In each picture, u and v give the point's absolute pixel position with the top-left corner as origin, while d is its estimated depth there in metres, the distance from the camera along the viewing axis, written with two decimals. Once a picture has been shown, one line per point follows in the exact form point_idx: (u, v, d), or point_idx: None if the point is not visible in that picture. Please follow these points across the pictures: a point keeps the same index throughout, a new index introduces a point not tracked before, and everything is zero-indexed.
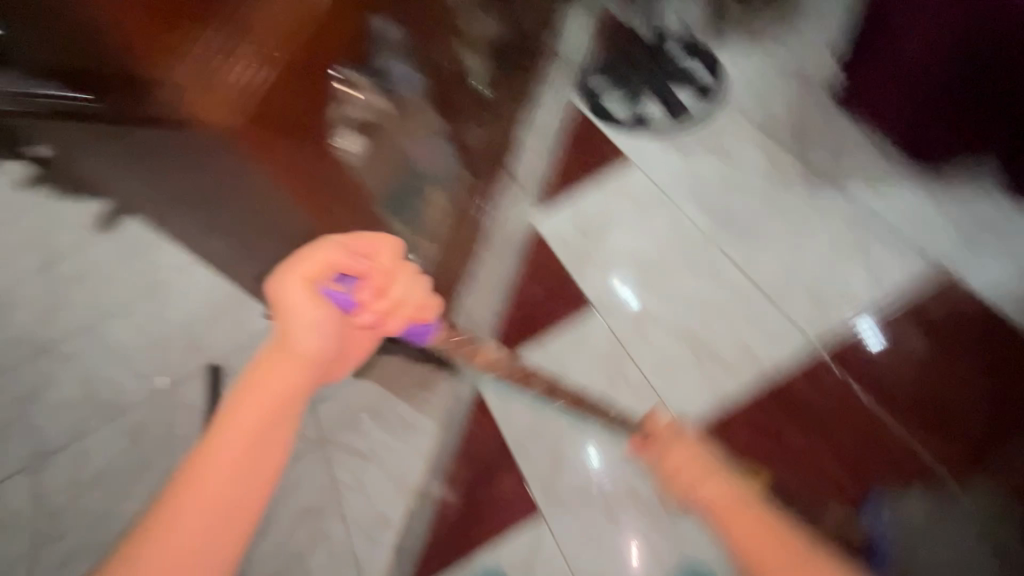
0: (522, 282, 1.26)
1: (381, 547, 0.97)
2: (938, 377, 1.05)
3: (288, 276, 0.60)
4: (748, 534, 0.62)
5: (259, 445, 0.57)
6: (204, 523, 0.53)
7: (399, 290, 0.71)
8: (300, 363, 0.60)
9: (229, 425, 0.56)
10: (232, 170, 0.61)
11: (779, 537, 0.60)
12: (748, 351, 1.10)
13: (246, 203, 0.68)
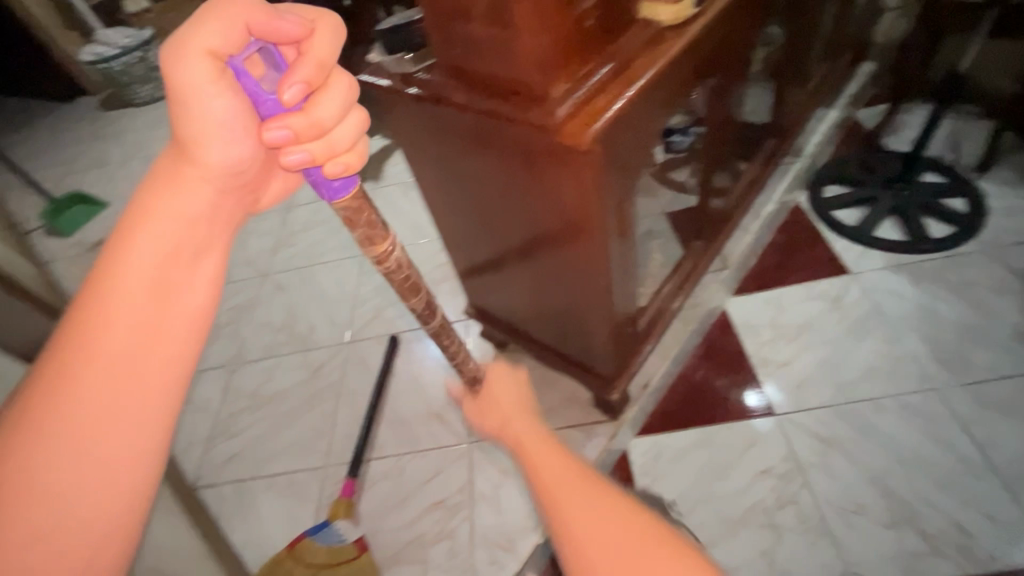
0: (700, 361, 1.20)
1: (500, 570, 0.94)
2: None
3: (184, 44, 0.39)
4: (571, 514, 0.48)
5: (163, 327, 0.43)
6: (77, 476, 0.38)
7: (328, 107, 0.42)
8: (220, 214, 0.48)
9: (112, 326, 0.41)
10: (561, 189, 0.66)
11: (611, 515, 0.47)
12: (960, 532, 0.93)
13: (543, 217, 0.74)
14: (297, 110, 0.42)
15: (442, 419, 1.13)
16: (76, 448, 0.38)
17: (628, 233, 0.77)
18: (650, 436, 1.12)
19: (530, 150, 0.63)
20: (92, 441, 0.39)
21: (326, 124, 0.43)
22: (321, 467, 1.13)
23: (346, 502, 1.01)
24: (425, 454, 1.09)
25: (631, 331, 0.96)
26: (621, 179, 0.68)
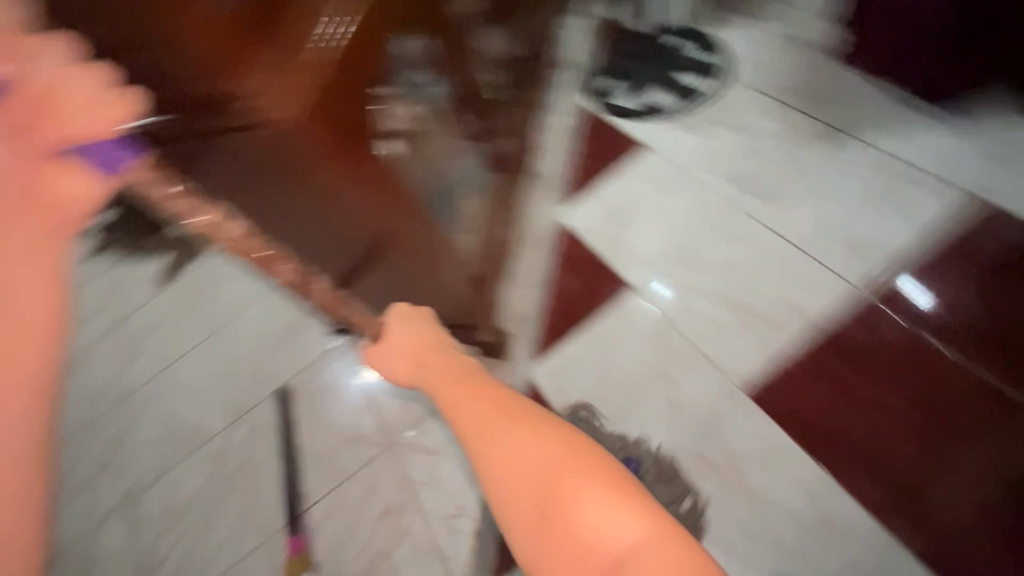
0: (560, 274, 1.30)
1: (462, 535, 0.99)
2: (1001, 301, 1.03)
3: None
4: (497, 438, 0.68)
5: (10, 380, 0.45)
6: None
7: (57, 69, 0.40)
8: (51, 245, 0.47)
9: None
10: (321, 202, 0.62)
11: (533, 447, 0.66)
12: (794, 309, 1.11)
13: (315, 238, 0.67)
14: (18, 80, 0.41)
15: (358, 438, 1.14)
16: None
17: (406, 207, 0.80)
18: (544, 356, 1.21)
19: (269, 173, 0.53)
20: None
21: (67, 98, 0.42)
22: (263, 542, 1.10)
23: (298, 558, 1.04)
24: (356, 477, 1.09)
25: (464, 280, 1.09)
26: (376, 165, 0.68)
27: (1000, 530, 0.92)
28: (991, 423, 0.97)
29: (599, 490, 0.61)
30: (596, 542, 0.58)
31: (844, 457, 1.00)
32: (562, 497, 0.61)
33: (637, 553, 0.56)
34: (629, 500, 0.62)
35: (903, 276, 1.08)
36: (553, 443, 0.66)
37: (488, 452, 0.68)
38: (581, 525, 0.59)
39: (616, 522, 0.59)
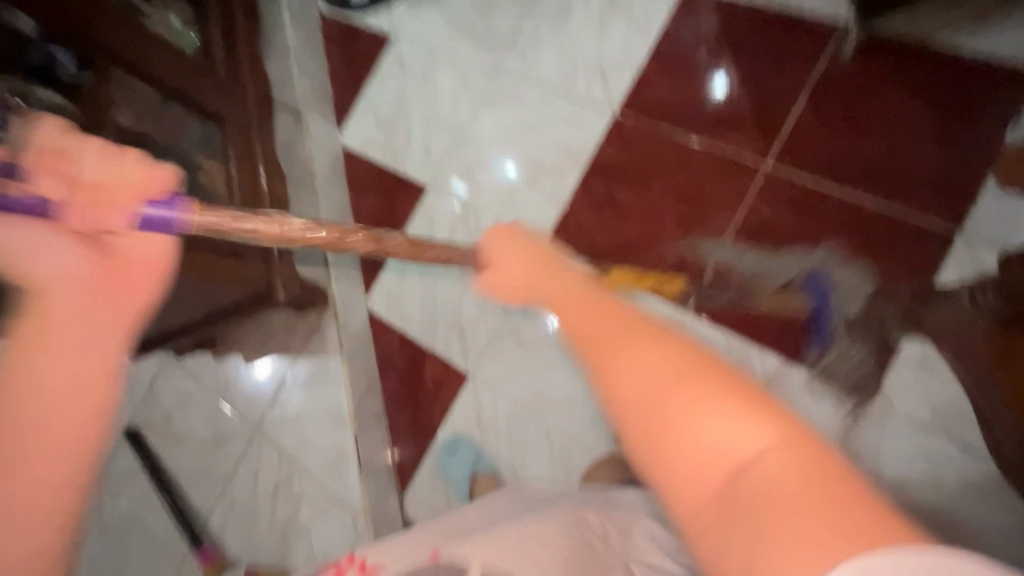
0: (357, 200, 1.24)
1: (350, 473, 1.06)
2: (735, 76, 1.08)
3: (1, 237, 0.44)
4: (631, 345, 0.40)
5: None
6: None
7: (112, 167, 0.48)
8: None
9: None
10: None
11: (669, 351, 0.39)
12: (568, 149, 1.14)
13: None
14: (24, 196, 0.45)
15: (225, 438, 1.13)
16: None
17: None
18: (375, 284, 1.15)
19: None
20: None
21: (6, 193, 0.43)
22: (178, 566, 1.11)
23: (214, 564, 1.04)
24: (237, 473, 1.10)
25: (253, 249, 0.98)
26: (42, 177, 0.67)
27: (766, 275, 1.02)
28: (741, 189, 1.04)
29: (719, 394, 0.35)
30: (690, 451, 0.34)
31: (638, 265, 1.06)
32: (658, 395, 0.36)
33: (754, 471, 0.32)
34: (745, 398, 0.35)
35: (646, 82, 1.12)
36: (680, 353, 0.39)
37: (625, 361, 0.39)
38: (701, 441, 0.34)
39: (714, 431, 0.34)
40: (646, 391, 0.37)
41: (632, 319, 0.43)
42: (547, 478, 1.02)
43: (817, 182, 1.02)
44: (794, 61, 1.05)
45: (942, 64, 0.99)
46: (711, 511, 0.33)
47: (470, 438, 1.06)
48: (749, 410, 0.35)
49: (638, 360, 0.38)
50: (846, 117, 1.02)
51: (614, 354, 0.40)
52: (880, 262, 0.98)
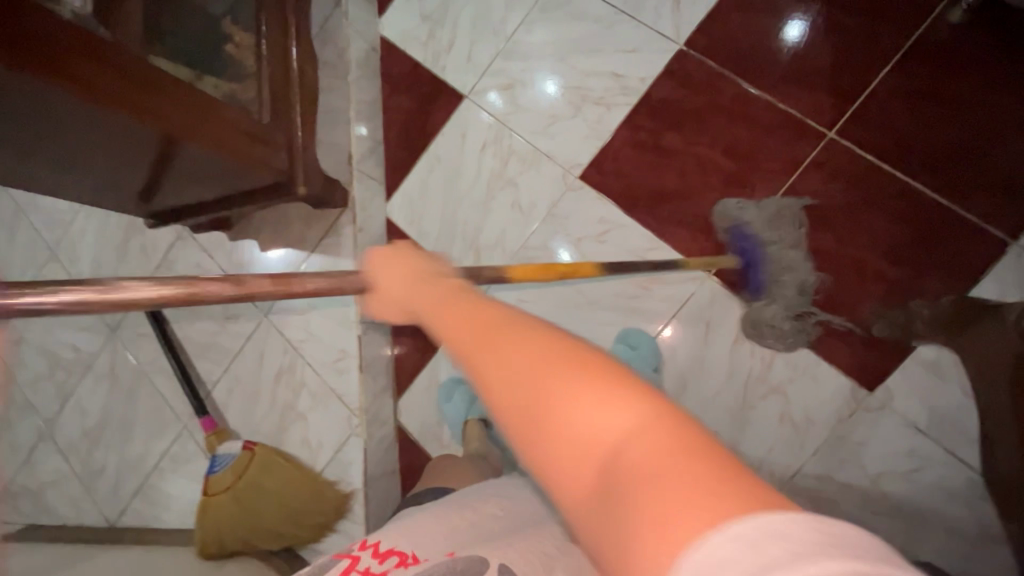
0: (390, 100, 1.19)
1: (351, 374, 1.07)
2: (821, 30, 0.96)
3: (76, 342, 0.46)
4: (514, 341, 0.38)
5: None
6: None
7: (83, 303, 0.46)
8: None
9: None
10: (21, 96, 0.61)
11: (540, 356, 0.37)
12: (621, 79, 1.06)
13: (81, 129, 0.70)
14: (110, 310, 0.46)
15: (233, 318, 1.15)
16: None
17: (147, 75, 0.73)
18: (397, 194, 1.17)
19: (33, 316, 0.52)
20: None
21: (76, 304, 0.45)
22: (181, 427, 1.18)
23: (217, 432, 1.09)
24: (243, 352, 1.14)
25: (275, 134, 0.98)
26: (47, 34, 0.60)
27: (804, 247, 0.93)
28: (794, 156, 0.95)
29: (598, 384, 0.34)
30: (580, 438, 0.33)
31: (670, 215, 1.01)
32: (540, 385, 0.35)
33: (619, 449, 0.32)
34: (606, 387, 0.34)
35: (722, 16, 1.01)
36: (553, 340, 0.38)
37: (500, 358, 0.38)
38: (580, 423, 0.33)
39: (590, 422, 0.33)
40: (519, 375, 0.36)
41: (561, 344, 0.37)
42: None
43: (880, 157, 0.91)
44: (895, 13, 0.93)
45: (999, 29, 0.88)
46: (601, 488, 0.32)
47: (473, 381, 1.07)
48: (619, 389, 0.34)
49: (520, 359, 0.37)
50: (935, 86, 0.90)
51: (498, 349, 0.38)
52: (924, 255, 0.88)
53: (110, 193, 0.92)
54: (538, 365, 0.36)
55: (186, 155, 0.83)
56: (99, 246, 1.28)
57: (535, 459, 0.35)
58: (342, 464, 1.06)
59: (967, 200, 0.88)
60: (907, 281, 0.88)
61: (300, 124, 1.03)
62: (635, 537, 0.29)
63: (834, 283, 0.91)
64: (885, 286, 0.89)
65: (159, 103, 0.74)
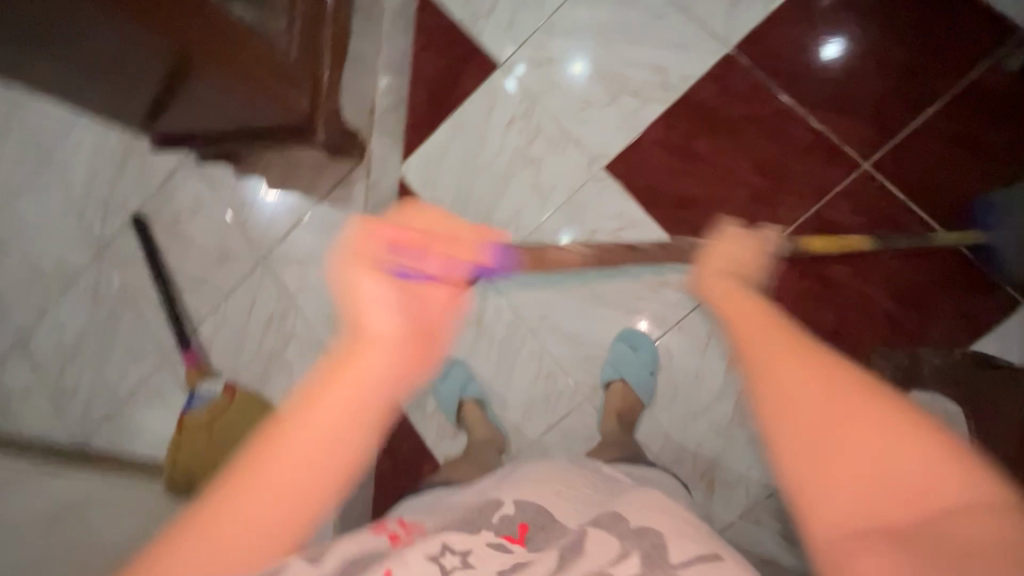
0: (420, 56, 1.14)
1: (345, 331, 1.06)
2: (874, 58, 0.94)
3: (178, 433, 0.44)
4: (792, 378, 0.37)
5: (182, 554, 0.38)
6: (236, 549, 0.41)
7: None
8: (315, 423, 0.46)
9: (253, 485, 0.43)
10: None
11: (824, 378, 0.36)
12: (662, 73, 1.02)
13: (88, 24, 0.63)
14: None
15: (230, 257, 1.13)
16: None
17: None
18: (414, 153, 1.12)
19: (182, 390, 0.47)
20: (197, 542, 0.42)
21: None
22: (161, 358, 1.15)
23: (198, 368, 1.08)
24: (235, 293, 1.12)
25: (300, 73, 0.92)
26: None
27: (816, 275, 0.93)
28: (824, 183, 0.94)
29: (913, 434, 0.33)
30: (845, 459, 0.33)
31: (688, 221, 0.99)
32: (851, 422, 0.34)
33: (931, 485, 0.32)
34: (883, 419, 0.34)
35: (777, 25, 0.98)
36: (818, 368, 0.37)
37: (800, 383, 0.36)
38: (885, 453, 0.33)
39: (906, 456, 0.32)
40: (816, 404, 0.35)
41: (829, 370, 0.37)
42: (524, 399, 1.04)
43: (908, 197, 0.90)
44: (952, 52, 0.91)
45: None
46: (892, 536, 0.31)
47: (467, 361, 1.07)
48: (921, 437, 0.33)
49: (815, 387, 0.36)
50: (976, 134, 0.89)
51: (777, 373, 0.37)
52: (932, 302, 0.88)
53: (124, 107, 0.89)
54: (812, 390, 0.35)
55: (207, 79, 0.79)
56: (94, 161, 1.22)
57: (806, 494, 0.33)
58: None
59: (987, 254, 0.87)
60: (911, 325, 0.88)
61: (326, 67, 0.98)
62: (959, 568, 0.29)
63: (840, 316, 0.91)
64: (889, 326, 0.89)
65: (179, 17, 0.69)
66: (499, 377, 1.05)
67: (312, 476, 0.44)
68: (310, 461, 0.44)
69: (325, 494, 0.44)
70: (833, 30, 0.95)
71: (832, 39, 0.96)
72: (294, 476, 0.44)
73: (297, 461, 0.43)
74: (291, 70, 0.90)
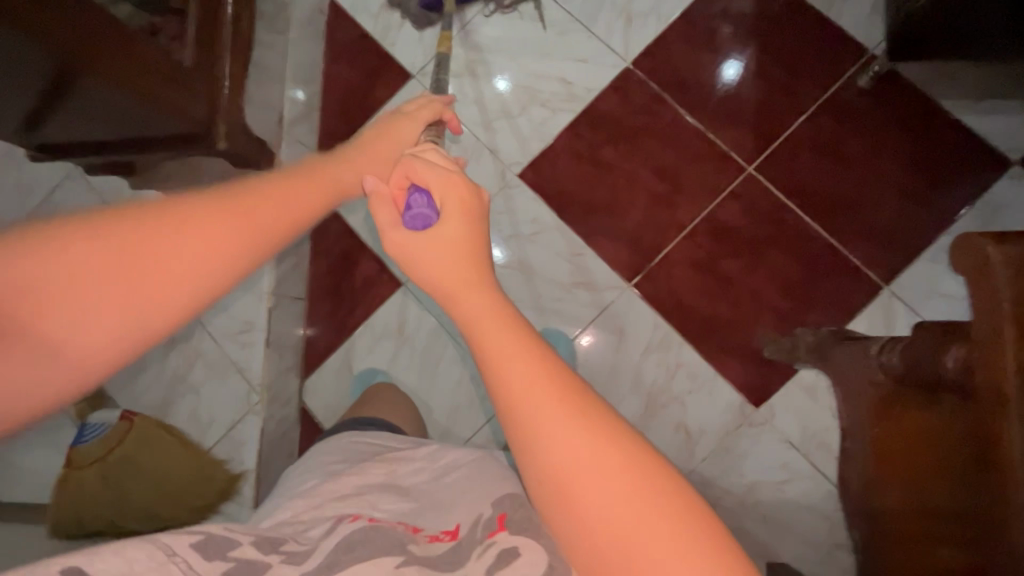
0: (331, 69, 1.14)
1: (255, 347, 1.01)
2: (751, 73, 1.04)
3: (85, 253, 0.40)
4: (550, 440, 0.37)
5: (121, 292, 0.40)
6: (101, 344, 0.40)
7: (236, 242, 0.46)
8: (141, 263, 0.41)
9: (81, 275, 0.39)
10: None
11: (559, 390, 0.38)
12: (568, 85, 1.08)
13: None
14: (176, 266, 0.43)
15: None
16: (94, 313, 0.40)
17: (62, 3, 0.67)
18: None
19: (125, 279, 0.40)
20: (125, 285, 0.41)
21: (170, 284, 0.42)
22: None
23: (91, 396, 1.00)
24: None
25: (199, 80, 0.89)
26: None
27: (713, 272, 1.00)
28: (715, 186, 1.02)
29: (620, 501, 0.35)
30: (518, 401, 0.38)
31: (601, 223, 1.03)
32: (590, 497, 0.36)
33: (578, 469, 0.36)
34: (647, 491, 0.36)
35: (668, 41, 1.06)
36: (617, 457, 0.36)
37: (564, 453, 0.37)
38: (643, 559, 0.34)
39: (607, 472, 0.36)
40: (558, 454, 0.37)
41: (612, 455, 0.36)
42: (447, 403, 1.04)
43: (788, 198, 1.00)
44: (818, 68, 1.02)
45: (909, 97, 0.98)
46: None
47: (391, 373, 1.06)
48: (648, 505, 0.35)
49: (575, 456, 0.36)
50: (841, 142, 1.00)
51: (543, 444, 0.37)
52: (814, 292, 0.97)
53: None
54: (491, 320, 0.40)
55: (89, 86, 0.74)
56: None
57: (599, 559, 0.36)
58: (235, 442, 1.00)
59: (853, 247, 0.97)
60: (798, 314, 0.97)
61: (224, 72, 0.94)
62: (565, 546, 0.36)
63: (736, 307, 0.99)
64: (778, 316, 0.98)
65: (70, 37, 0.69)
66: (423, 387, 1.05)
67: (145, 295, 0.41)
68: (212, 251, 0.43)
69: (233, 265, 0.44)
70: (697, 38, 1.06)
71: (714, 50, 1.05)
72: (117, 282, 0.40)
73: (251, 210, 0.46)
74: (190, 77, 0.87)
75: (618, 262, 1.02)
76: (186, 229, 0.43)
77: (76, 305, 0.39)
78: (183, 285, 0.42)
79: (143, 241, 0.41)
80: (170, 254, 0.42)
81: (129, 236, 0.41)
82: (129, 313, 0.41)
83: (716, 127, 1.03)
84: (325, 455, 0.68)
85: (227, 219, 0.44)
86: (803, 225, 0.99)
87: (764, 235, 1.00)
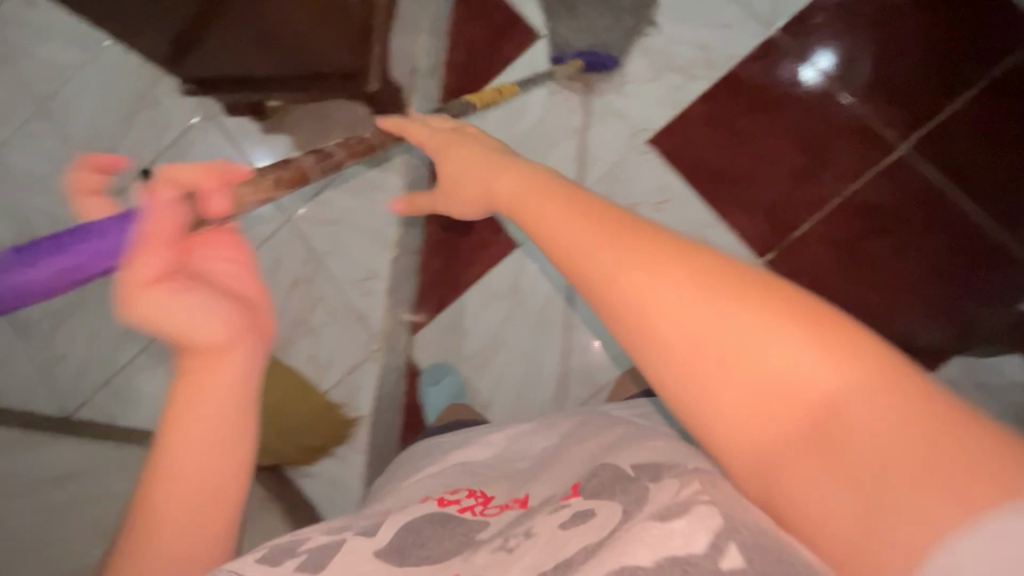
0: (459, 25, 1.12)
1: (377, 294, 1.02)
2: (908, 44, 0.97)
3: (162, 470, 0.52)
4: (656, 301, 0.32)
5: (191, 493, 0.52)
6: (187, 538, 0.51)
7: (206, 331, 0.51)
8: (205, 458, 0.53)
9: (161, 485, 0.51)
10: None
11: (650, 248, 0.34)
12: (706, 51, 1.04)
13: None
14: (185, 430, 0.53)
15: (254, 217, 1.07)
16: (173, 517, 0.51)
17: None
18: None
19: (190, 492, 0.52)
20: (167, 486, 0.52)
21: (199, 472, 0.52)
22: None
23: None
24: (255, 254, 1.05)
25: None
26: None
27: (856, 252, 0.95)
28: (862, 161, 0.96)
29: (775, 351, 0.29)
30: (681, 346, 0.31)
31: (735, 194, 1.00)
32: (743, 365, 0.30)
33: (754, 358, 0.30)
34: (824, 348, 0.29)
35: (820, 8, 1.00)
36: (750, 307, 0.31)
37: (686, 315, 0.31)
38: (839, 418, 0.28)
39: (768, 339, 0.30)
40: (680, 324, 0.31)
41: (731, 296, 0.31)
42: (560, 368, 1.02)
43: (944, 178, 0.94)
44: (987, 41, 0.95)
45: None
46: (880, 451, 0.27)
47: (504, 333, 1.05)
48: (823, 355, 0.29)
49: (703, 323, 0.31)
50: (1009, 121, 0.93)
51: (650, 307, 0.32)
52: (970, 277, 0.92)
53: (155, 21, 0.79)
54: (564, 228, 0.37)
55: None
56: (102, 110, 1.15)
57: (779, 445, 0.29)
58: (350, 388, 1.00)
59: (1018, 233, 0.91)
60: (952, 300, 0.92)
61: None
62: (891, 544, 0.26)
63: (881, 290, 0.94)
64: (928, 301, 0.92)
65: None
66: (535, 350, 1.03)
67: (207, 494, 0.52)
68: (209, 440, 0.53)
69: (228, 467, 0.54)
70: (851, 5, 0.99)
71: (870, 19, 0.99)
72: (200, 490, 0.52)
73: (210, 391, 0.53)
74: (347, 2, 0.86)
75: (753, 236, 0.98)
76: (191, 438, 0.53)
77: (162, 501, 0.51)
78: (213, 472, 0.53)
79: (171, 457, 0.52)
80: (205, 456, 0.52)
81: (165, 481, 0.51)
82: (220, 514, 0.53)
83: (866, 100, 0.98)
84: (417, 453, 0.73)
85: (204, 401, 0.53)
86: (961, 207, 0.93)
87: (914, 215, 0.94)
